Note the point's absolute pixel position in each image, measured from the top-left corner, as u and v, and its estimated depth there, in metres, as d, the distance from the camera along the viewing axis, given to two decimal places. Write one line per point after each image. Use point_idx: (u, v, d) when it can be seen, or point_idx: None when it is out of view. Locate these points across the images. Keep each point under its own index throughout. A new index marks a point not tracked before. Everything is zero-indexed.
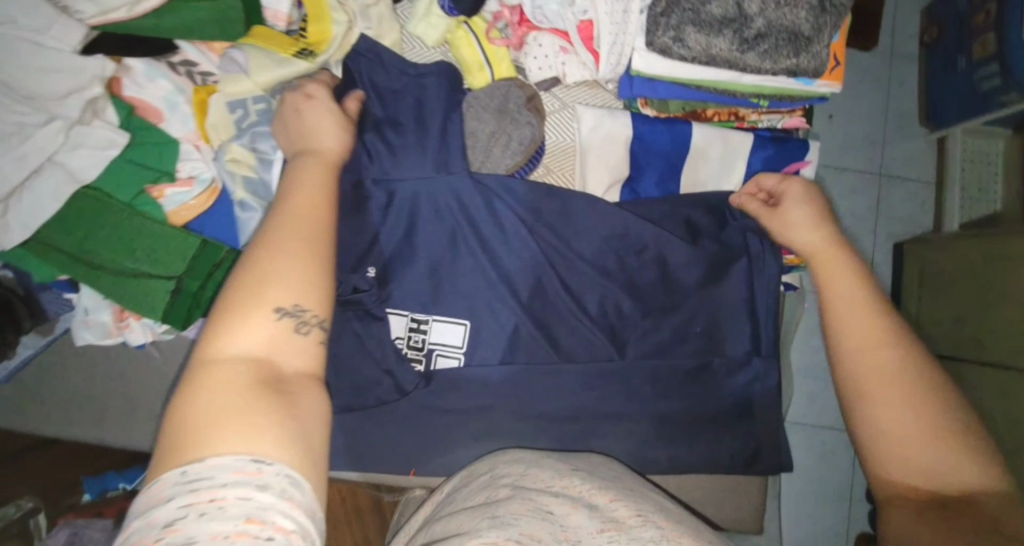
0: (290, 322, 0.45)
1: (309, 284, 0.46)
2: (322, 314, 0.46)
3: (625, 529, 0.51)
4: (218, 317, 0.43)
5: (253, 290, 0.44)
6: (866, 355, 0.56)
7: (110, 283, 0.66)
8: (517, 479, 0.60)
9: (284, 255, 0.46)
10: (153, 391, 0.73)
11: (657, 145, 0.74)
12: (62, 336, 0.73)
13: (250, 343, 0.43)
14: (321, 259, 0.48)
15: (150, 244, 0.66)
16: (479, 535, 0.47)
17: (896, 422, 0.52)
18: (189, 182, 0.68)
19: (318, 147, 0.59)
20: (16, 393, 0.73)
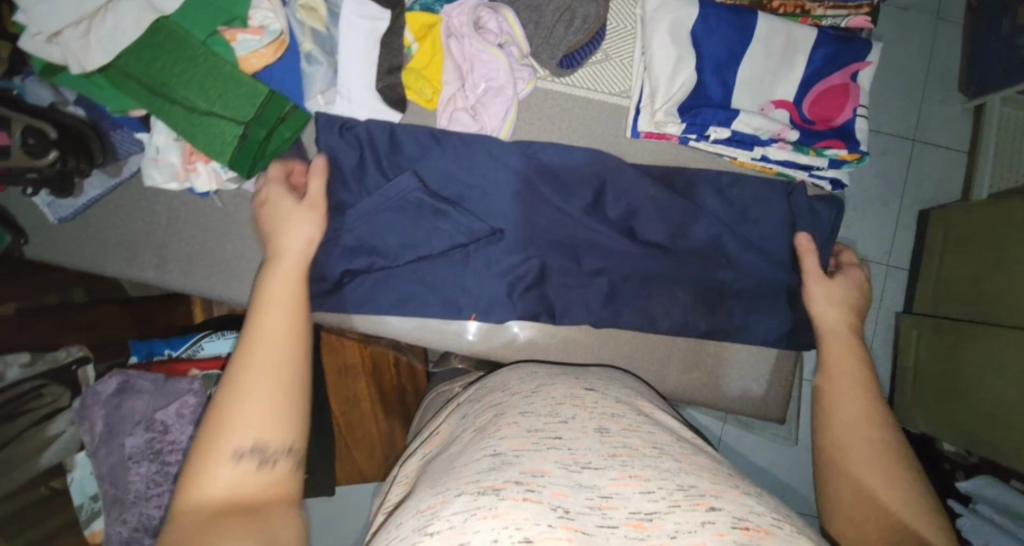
0: (251, 460, 0.47)
1: (275, 418, 0.49)
2: (287, 444, 0.49)
3: (633, 457, 0.55)
4: (185, 474, 0.46)
5: (214, 441, 0.47)
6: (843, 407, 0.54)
7: (183, 121, 0.68)
8: (526, 409, 0.65)
9: (246, 399, 0.49)
10: (212, 238, 0.77)
11: (719, 30, 0.74)
12: (128, 180, 0.75)
13: (220, 487, 0.45)
14: (290, 393, 0.50)
15: (222, 86, 0.68)
16: (478, 477, 0.51)
17: (843, 453, 0.51)
18: (259, 31, 0.69)
19: (281, 254, 0.60)
20: (80, 230, 0.77)
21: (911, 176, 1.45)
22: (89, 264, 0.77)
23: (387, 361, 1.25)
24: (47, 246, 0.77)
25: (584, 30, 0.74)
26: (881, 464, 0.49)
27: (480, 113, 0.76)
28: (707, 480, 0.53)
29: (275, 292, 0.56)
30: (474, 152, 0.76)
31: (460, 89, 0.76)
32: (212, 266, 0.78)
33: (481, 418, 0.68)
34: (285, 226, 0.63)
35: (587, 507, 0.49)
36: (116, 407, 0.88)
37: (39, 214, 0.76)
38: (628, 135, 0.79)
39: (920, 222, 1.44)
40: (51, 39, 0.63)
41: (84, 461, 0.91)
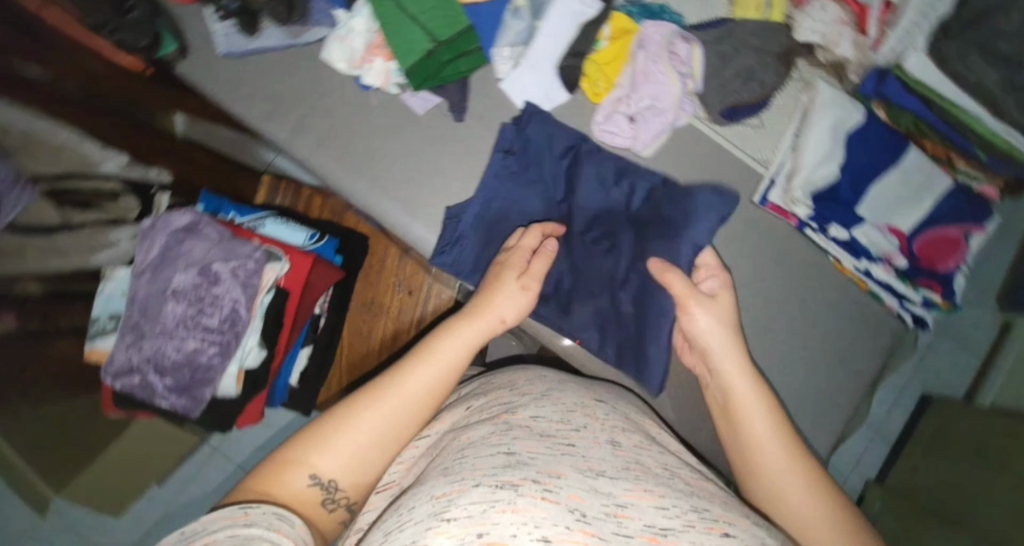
0: (319, 489, 0.62)
1: (361, 471, 0.64)
2: (351, 497, 0.63)
3: (648, 473, 0.59)
4: (293, 447, 0.63)
5: (310, 458, 0.62)
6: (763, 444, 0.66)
7: (389, 13, 0.73)
8: (538, 411, 0.65)
9: (369, 422, 0.64)
10: (354, 129, 0.80)
11: (871, 144, 0.80)
12: (302, 46, 0.79)
13: (298, 490, 0.61)
14: (375, 466, 0.65)
15: (437, 4, 0.74)
16: (496, 472, 0.54)
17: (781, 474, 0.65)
18: None
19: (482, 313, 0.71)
20: (241, 68, 0.79)
21: (935, 356, 1.49)
22: (230, 102, 0.79)
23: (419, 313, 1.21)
24: (200, 69, 0.79)
25: (748, 92, 0.81)
26: (823, 504, 0.63)
27: (636, 123, 0.80)
28: (719, 506, 0.57)
29: (454, 318, 0.71)
30: (545, 158, 0.80)
31: (627, 96, 0.80)
32: (341, 155, 0.80)
33: (487, 410, 0.68)
34: (505, 304, 0.72)
35: (604, 508, 0.53)
36: (174, 241, 0.88)
37: (209, 41, 0.79)
38: (754, 199, 0.82)
39: (924, 403, 1.47)
40: None
41: (121, 278, 0.88)
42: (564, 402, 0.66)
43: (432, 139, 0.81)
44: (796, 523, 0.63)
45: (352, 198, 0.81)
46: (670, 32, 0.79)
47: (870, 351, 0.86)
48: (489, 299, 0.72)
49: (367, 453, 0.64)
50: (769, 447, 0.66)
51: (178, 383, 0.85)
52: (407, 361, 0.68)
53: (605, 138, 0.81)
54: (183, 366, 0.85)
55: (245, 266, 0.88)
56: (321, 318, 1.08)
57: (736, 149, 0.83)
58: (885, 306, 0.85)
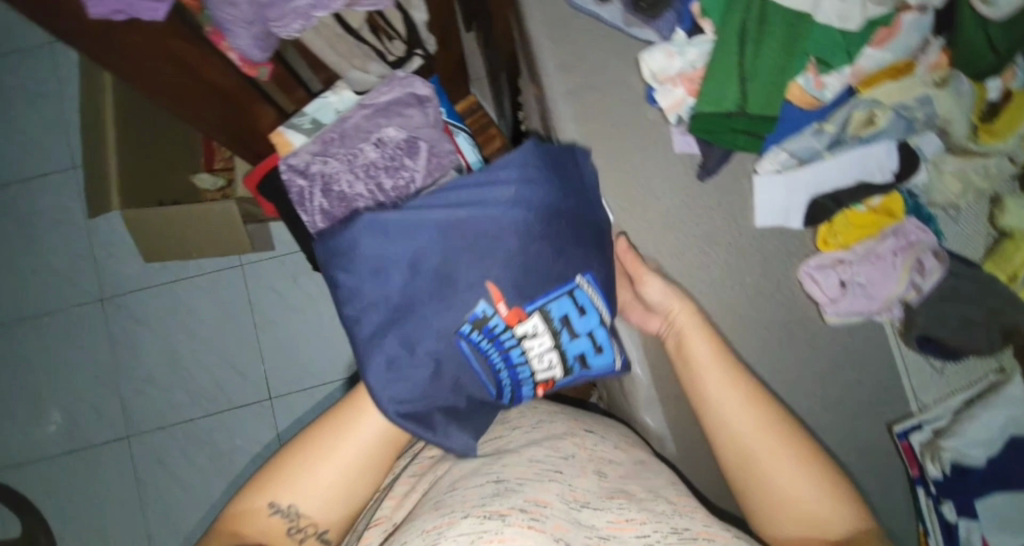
0: (282, 518, 0.68)
1: (329, 503, 0.69)
2: (322, 525, 0.69)
3: (634, 500, 0.65)
4: (251, 489, 0.70)
5: (267, 493, 0.69)
6: (730, 415, 0.68)
7: (724, 59, 0.75)
8: (526, 441, 0.70)
9: (327, 466, 0.69)
10: (615, 124, 0.83)
11: None
12: (627, 36, 0.83)
13: (262, 526, 0.68)
14: (339, 493, 0.70)
15: (770, 83, 0.74)
16: (485, 501, 0.59)
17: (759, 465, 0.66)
18: (821, 87, 0.76)
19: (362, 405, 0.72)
20: (569, 18, 0.84)
21: None
22: (540, 35, 0.84)
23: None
24: None
25: (952, 335, 0.79)
26: (804, 480, 0.64)
27: (845, 290, 0.79)
28: (700, 523, 0.62)
29: (362, 382, 0.72)
30: (521, 198, 0.73)
31: (852, 262, 0.79)
32: (589, 137, 0.83)
33: (476, 444, 0.72)
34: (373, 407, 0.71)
35: (586, 539, 0.58)
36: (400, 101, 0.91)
37: None
38: (894, 428, 0.81)
39: None
40: None
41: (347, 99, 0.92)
42: (551, 434, 0.71)
43: (668, 177, 0.83)
44: (775, 507, 0.65)
45: None
46: (929, 242, 0.79)
47: None
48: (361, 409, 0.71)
49: (307, 495, 0.69)
50: (757, 440, 0.66)
51: (327, 210, 0.86)
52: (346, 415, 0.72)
53: (806, 281, 0.80)
54: (341, 203, 0.86)
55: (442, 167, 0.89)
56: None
57: (904, 374, 0.82)
58: None
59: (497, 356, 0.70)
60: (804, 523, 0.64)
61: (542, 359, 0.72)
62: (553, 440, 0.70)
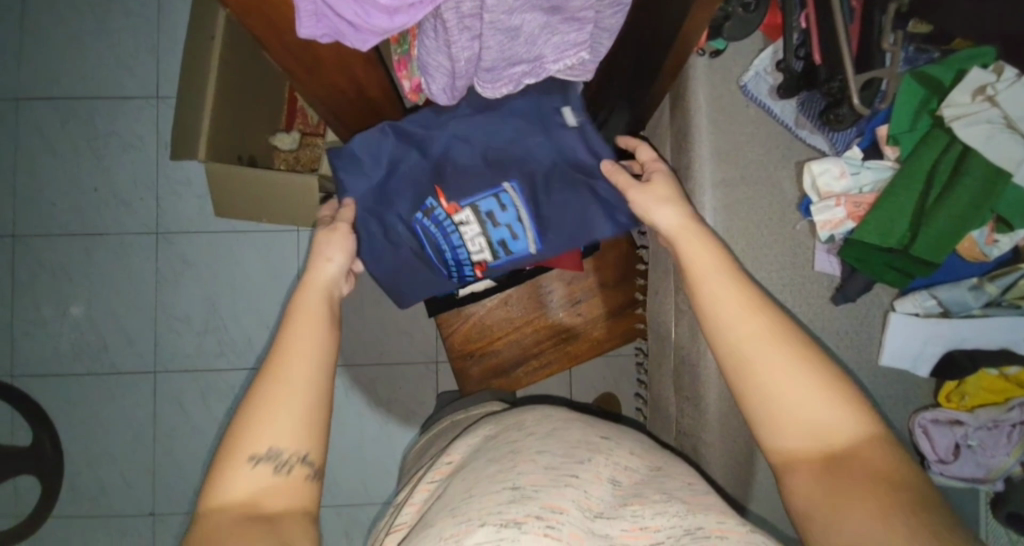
0: (268, 466, 0.52)
1: (293, 435, 0.53)
2: (304, 455, 0.53)
3: (647, 504, 0.51)
4: (209, 473, 0.53)
5: (235, 445, 0.52)
6: (743, 320, 0.55)
7: (901, 195, 0.70)
8: (540, 446, 0.57)
9: (303, 364, 0.55)
10: (759, 227, 0.79)
11: None
12: (793, 135, 0.79)
13: (237, 490, 0.50)
14: (319, 402, 0.55)
15: (947, 230, 0.69)
16: (502, 510, 0.49)
17: (789, 397, 0.52)
18: (991, 244, 0.72)
19: (304, 287, 0.62)
20: (738, 106, 0.79)
21: None
22: (701, 117, 0.80)
23: (588, 330, 1.12)
24: (709, 75, 0.80)
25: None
26: (805, 379, 0.52)
27: (958, 452, 0.75)
28: (717, 519, 0.50)
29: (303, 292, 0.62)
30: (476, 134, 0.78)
31: (970, 429, 0.74)
32: (729, 233, 0.79)
33: (491, 450, 0.60)
34: (329, 249, 0.67)
35: None
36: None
37: (739, 66, 0.79)
38: None
39: None
40: (982, 96, 0.66)
41: None
42: (565, 440, 0.58)
43: (800, 294, 0.79)
44: (784, 415, 0.52)
45: None
46: None
47: None
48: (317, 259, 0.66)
49: (264, 419, 0.53)
50: (736, 324, 0.55)
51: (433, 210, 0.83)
52: (270, 356, 0.57)
53: (916, 431, 0.78)
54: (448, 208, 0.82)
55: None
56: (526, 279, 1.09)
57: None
58: None
59: (442, 239, 0.82)
60: (812, 433, 0.51)
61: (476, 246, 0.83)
62: (568, 444, 0.57)
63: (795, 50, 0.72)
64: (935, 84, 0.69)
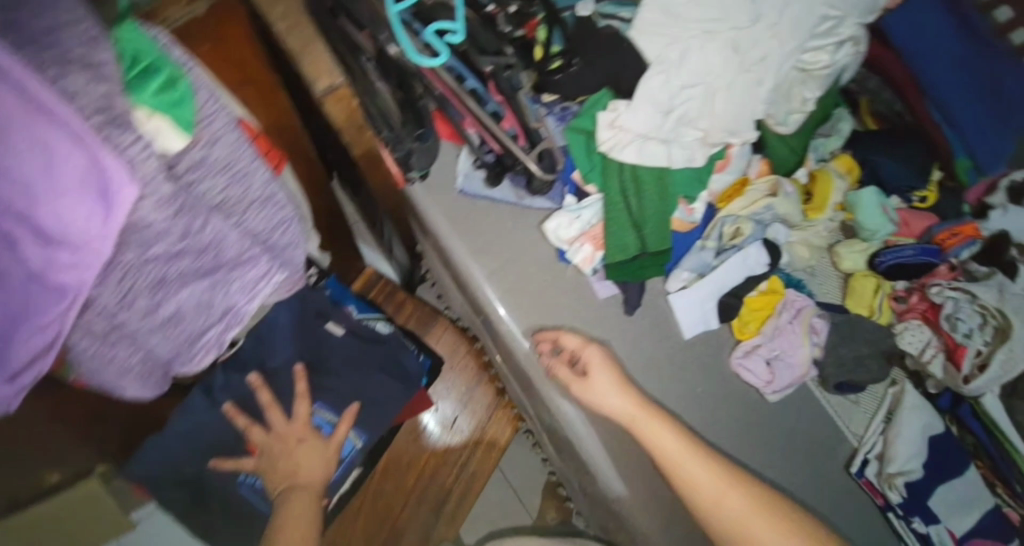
0: None
1: None
2: None
3: None
4: None
5: None
6: (610, 397, 0.78)
7: (616, 216, 0.84)
8: None
9: None
10: (541, 288, 0.87)
11: (951, 453, 0.91)
12: (522, 206, 0.87)
13: None
14: None
15: (657, 224, 0.85)
16: None
17: (656, 444, 0.76)
18: (693, 213, 0.89)
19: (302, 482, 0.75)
20: (466, 206, 0.87)
21: None
22: (444, 229, 0.86)
23: (481, 431, 1.19)
24: (429, 194, 0.86)
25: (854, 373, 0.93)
26: (712, 469, 0.75)
27: (772, 369, 0.90)
28: None
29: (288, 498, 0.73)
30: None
31: (766, 344, 0.91)
32: (522, 306, 0.86)
33: None
34: (305, 464, 0.77)
35: None
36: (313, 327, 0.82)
37: (447, 174, 0.87)
38: (852, 470, 0.93)
39: None
40: (614, 124, 0.80)
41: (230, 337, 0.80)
42: None
43: (603, 322, 0.89)
44: (698, 498, 0.74)
45: (513, 344, 0.86)
46: (811, 306, 0.94)
47: None
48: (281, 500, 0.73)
49: None
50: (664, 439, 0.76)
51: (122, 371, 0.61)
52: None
53: (740, 371, 0.91)
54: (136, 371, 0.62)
55: (387, 390, 0.84)
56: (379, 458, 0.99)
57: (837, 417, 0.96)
58: None
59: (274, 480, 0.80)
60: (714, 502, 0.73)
61: None
62: None
63: (480, 150, 0.83)
64: (584, 129, 0.83)
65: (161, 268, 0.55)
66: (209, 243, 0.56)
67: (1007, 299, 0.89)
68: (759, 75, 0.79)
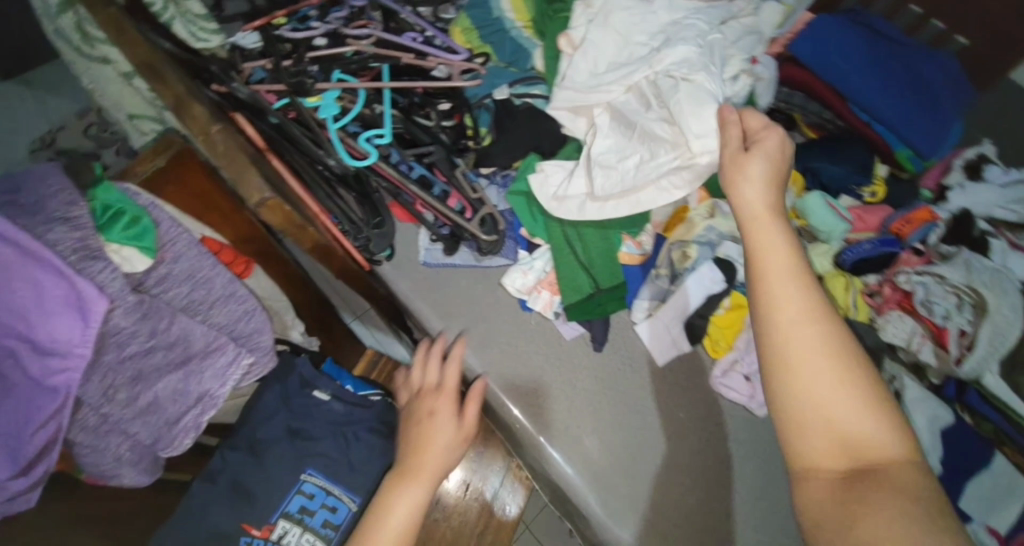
0: None
1: None
2: None
3: None
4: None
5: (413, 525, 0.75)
6: (808, 323, 0.55)
7: (564, 259, 0.91)
8: None
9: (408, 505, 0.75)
10: (511, 339, 0.93)
11: (969, 445, 0.86)
12: (482, 266, 0.96)
13: None
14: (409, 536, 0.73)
15: (605, 262, 0.91)
16: None
17: (845, 418, 0.52)
18: (640, 245, 0.96)
19: (418, 470, 0.79)
20: (431, 275, 0.96)
21: None
22: (415, 299, 0.95)
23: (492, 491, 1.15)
24: (397, 269, 0.96)
25: None
26: (828, 494, 0.50)
27: (753, 383, 0.89)
28: None
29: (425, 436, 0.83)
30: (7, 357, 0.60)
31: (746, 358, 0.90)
32: (495, 358, 0.92)
33: None
34: (436, 436, 0.83)
35: None
36: (301, 405, 0.88)
37: (410, 249, 0.97)
38: None
39: None
40: (558, 195, 0.86)
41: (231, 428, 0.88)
42: None
43: (574, 361, 0.92)
44: (816, 434, 0.52)
45: (493, 397, 0.90)
46: None
47: None
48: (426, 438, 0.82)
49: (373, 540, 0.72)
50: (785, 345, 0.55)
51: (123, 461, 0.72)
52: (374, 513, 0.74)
53: (722, 391, 0.90)
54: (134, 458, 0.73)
55: (378, 458, 0.88)
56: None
57: None
58: None
59: None
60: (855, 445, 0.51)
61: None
62: None
63: (434, 224, 0.94)
64: (523, 190, 0.93)
65: (138, 363, 0.70)
66: (175, 338, 0.72)
67: (977, 277, 0.88)
68: (694, 85, 0.78)
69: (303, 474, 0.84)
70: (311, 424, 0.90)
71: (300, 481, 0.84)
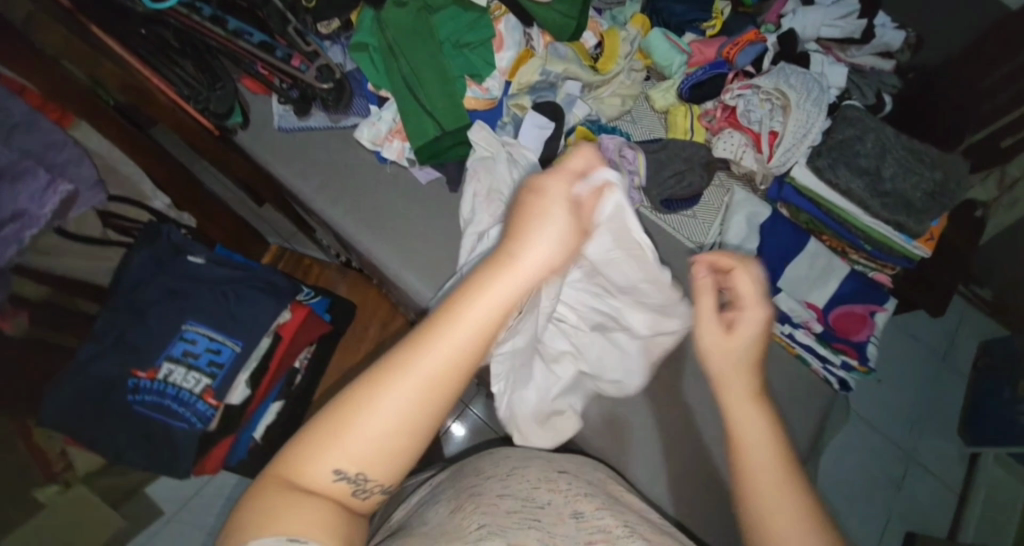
0: (348, 485, 0.45)
1: (409, 427, 0.44)
2: (384, 482, 0.46)
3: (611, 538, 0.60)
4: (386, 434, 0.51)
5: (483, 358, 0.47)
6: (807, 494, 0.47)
7: (408, 107, 0.96)
8: (505, 492, 0.65)
9: (483, 312, 0.45)
10: (370, 191, 1.00)
11: (778, 233, 0.99)
12: (339, 126, 1.02)
13: (318, 492, 0.45)
14: (474, 350, 0.45)
15: (447, 104, 0.95)
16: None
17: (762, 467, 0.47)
18: (485, 90, 0.99)
19: (515, 268, 0.46)
20: (288, 139, 1.01)
21: (905, 488, 1.64)
22: (275, 163, 1.00)
23: None
24: (255, 138, 1.00)
25: (673, 189, 1.00)
26: None
27: None
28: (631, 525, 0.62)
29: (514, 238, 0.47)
30: None
31: None
32: (356, 208, 0.99)
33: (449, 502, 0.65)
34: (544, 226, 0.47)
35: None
36: (178, 267, 0.96)
37: (266, 118, 1.01)
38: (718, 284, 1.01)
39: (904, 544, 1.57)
40: None
41: (114, 295, 0.95)
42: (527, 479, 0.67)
43: (430, 204, 1.00)
44: None
45: (357, 243, 0.98)
46: (621, 140, 1.02)
47: (811, 418, 0.94)
48: (523, 237, 0.47)
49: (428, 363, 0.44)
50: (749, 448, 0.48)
51: None
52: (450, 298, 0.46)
53: None
54: None
55: (258, 308, 0.97)
56: (299, 373, 1.07)
57: (680, 232, 1.02)
58: (812, 369, 0.96)
59: (173, 402, 0.90)
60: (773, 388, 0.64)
61: (195, 382, 0.91)
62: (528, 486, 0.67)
63: (282, 88, 0.96)
64: (363, 45, 0.96)
65: None
66: None
67: (783, 80, 0.96)
68: None
69: (183, 326, 0.93)
70: (187, 284, 0.96)
71: (181, 330, 0.93)
